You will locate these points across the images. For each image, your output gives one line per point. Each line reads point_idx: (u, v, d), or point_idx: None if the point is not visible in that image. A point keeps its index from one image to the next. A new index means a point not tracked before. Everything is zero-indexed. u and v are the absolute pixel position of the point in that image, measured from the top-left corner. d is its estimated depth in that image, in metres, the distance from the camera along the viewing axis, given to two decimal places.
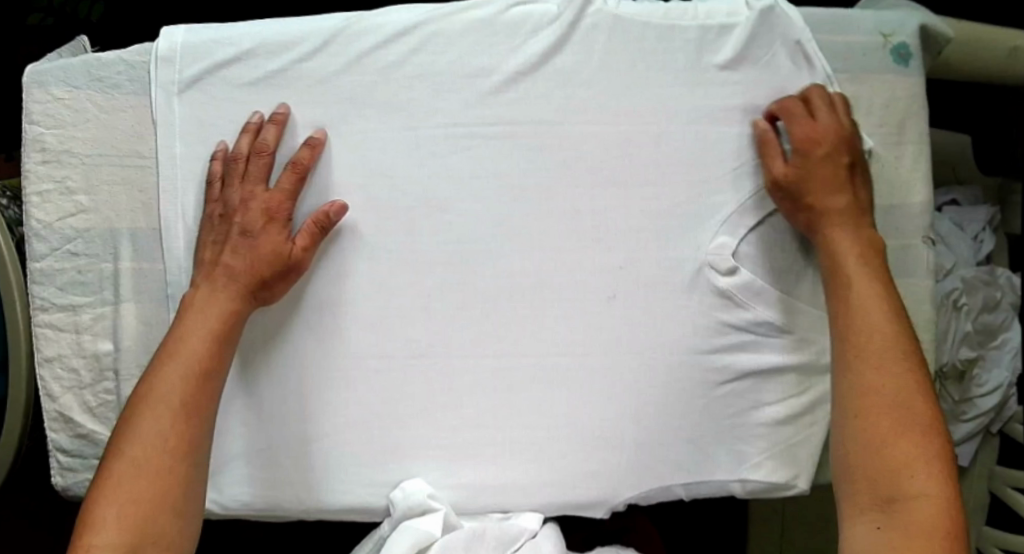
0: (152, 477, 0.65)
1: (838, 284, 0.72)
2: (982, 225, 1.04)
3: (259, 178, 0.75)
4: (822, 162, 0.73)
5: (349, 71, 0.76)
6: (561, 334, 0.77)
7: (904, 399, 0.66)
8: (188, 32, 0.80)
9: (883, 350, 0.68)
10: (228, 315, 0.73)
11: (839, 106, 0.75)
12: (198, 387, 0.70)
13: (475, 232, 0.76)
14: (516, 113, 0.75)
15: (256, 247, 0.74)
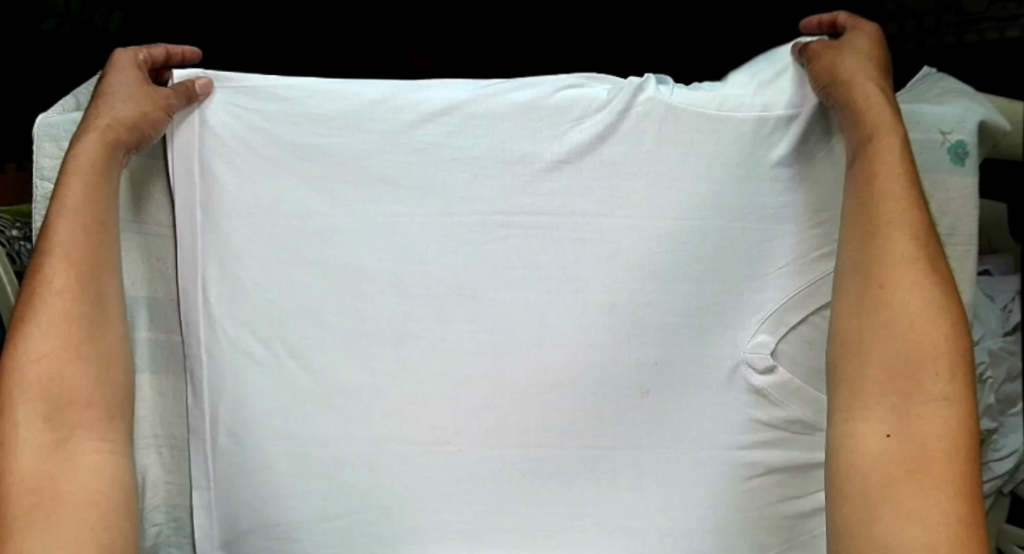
0: (64, 361, 0.67)
1: (868, 141, 0.72)
2: (1013, 295, 1.03)
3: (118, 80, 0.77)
4: (856, 56, 0.76)
5: (393, 149, 0.77)
6: (590, 424, 0.76)
7: (923, 280, 0.66)
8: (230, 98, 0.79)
9: (911, 260, 0.67)
10: (105, 162, 0.73)
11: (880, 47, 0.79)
12: (81, 267, 0.70)
13: (506, 322, 0.76)
14: (557, 204, 0.77)
15: (133, 96, 0.76)
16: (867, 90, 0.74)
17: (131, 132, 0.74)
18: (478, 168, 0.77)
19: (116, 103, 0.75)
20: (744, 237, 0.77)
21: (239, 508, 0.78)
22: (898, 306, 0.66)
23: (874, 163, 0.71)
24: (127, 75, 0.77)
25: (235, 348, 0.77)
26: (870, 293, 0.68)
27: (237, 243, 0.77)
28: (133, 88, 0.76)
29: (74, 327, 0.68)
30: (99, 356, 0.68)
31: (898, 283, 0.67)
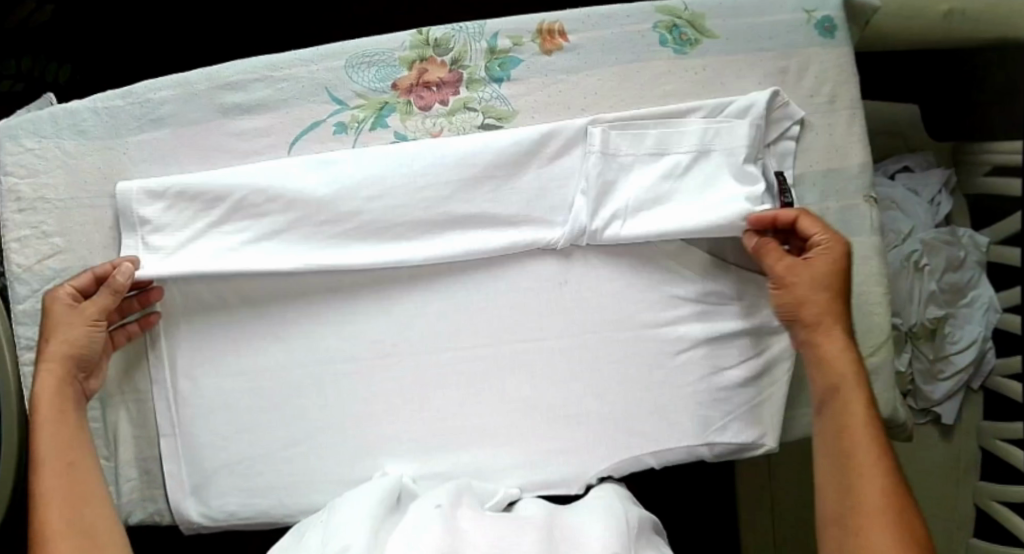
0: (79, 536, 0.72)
1: (823, 331, 0.77)
2: (938, 188, 1.05)
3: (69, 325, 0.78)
4: (799, 262, 0.77)
5: (302, 95, 0.82)
6: (519, 320, 0.81)
7: (892, 502, 0.70)
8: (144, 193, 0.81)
9: (867, 454, 0.72)
10: (73, 358, 0.78)
11: (822, 236, 0.77)
12: (65, 445, 0.76)
13: (423, 234, 0.81)
14: (456, 123, 0.81)
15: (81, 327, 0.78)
16: (830, 337, 0.77)
17: (77, 368, 0.79)
18: (381, 103, 0.82)
19: (56, 335, 0.78)
20: (643, 133, 0.80)
21: (202, 450, 0.83)
22: (864, 485, 0.71)
23: (841, 419, 0.75)
24: (54, 309, 0.78)
25: (190, 298, 0.83)
26: (846, 480, 0.72)
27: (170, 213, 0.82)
28: (63, 316, 0.78)
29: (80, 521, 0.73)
30: (92, 512, 0.74)
31: (869, 514, 0.70)
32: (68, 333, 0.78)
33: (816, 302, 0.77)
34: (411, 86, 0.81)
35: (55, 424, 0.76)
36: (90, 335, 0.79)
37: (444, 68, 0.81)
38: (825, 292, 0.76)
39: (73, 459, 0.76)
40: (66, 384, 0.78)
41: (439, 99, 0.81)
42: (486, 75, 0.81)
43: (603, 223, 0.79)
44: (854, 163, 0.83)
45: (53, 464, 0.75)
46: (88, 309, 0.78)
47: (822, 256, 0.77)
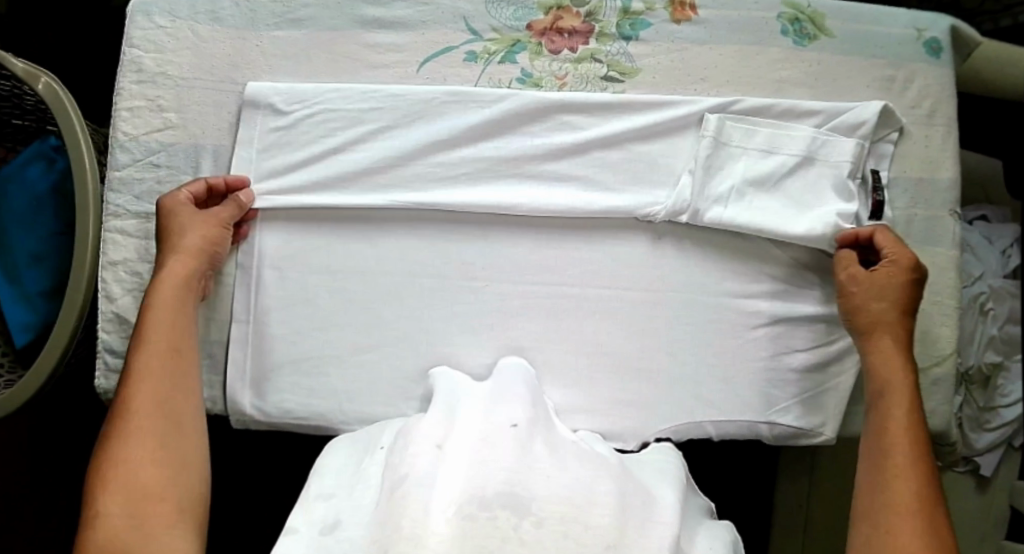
0: (159, 435, 0.72)
1: (876, 336, 0.78)
2: (1011, 240, 1.06)
3: (195, 225, 0.81)
4: (868, 273, 0.80)
5: (439, 20, 0.85)
6: (604, 266, 0.83)
7: (923, 502, 0.68)
8: (274, 89, 0.86)
9: (904, 458, 0.71)
10: (201, 253, 0.81)
11: (893, 248, 0.80)
12: (172, 334, 0.78)
13: (524, 166, 0.82)
14: (580, 71, 0.84)
15: (209, 227, 0.81)
16: (881, 344, 0.78)
17: (208, 263, 0.82)
18: (514, 41, 0.84)
19: (184, 225, 0.81)
20: (755, 128, 0.83)
21: (274, 342, 0.84)
22: (897, 487, 0.70)
23: (881, 423, 0.74)
24: (182, 212, 0.82)
25: (290, 206, 0.84)
26: (880, 481, 0.71)
27: (291, 128, 0.85)
28: (196, 218, 0.82)
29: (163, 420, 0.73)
30: (180, 402, 0.75)
31: (899, 511, 0.68)
32: (197, 228, 0.81)
33: (873, 311, 0.78)
34: (545, 30, 0.84)
35: (168, 310, 0.78)
36: (219, 233, 0.82)
37: (578, 18, 0.84)
38: (886, 300, 0.78)
39: (177, 350, 0.77)
40: (187, 283, 0.80)
41: (569, 46, 0.84)
42: (617, 31, 0.84)
43: (707, 205, 0.81)
44: (944, 176, 0.88)
45: (160, 345, 0.76)
46: (223, 214, 0.82)
47: (888, 270, 0.79)
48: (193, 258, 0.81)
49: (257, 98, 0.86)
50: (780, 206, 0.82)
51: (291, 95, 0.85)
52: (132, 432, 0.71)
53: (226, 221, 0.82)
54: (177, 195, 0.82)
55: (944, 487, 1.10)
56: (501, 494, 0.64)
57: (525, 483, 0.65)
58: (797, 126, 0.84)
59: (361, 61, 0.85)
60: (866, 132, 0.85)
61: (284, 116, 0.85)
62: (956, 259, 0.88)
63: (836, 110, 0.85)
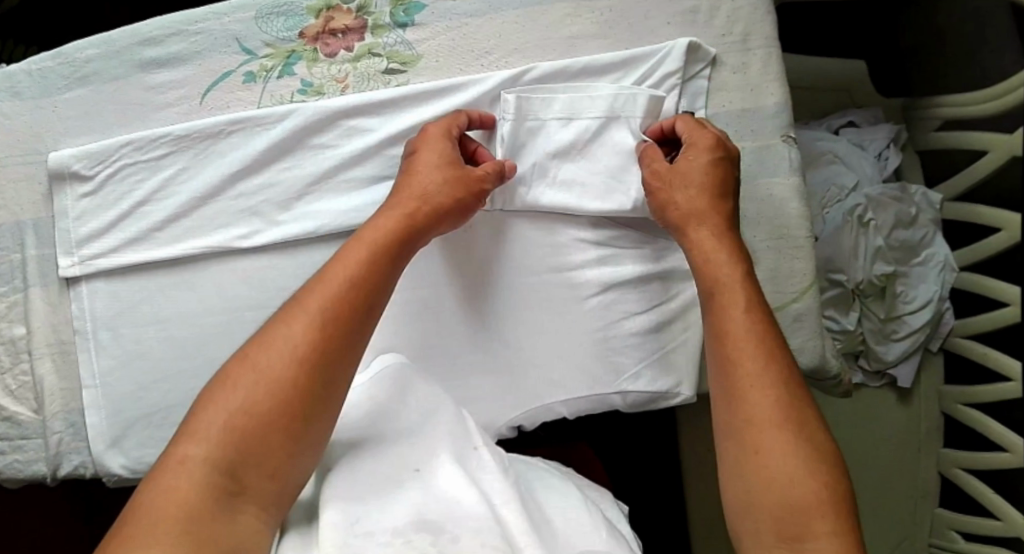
0: (303, 394, 0.61)
1: (695, 230, 0.73)
2: (886, 141, 1.03)
3: (443, 166, 0.74)
4: (690, 157, 0.75)
5: (214, 47, 0.83)
6: (422, 266, 0.81)
7: (790, 409, 0.63)
8: (76, 151, 0.84)
9: (751, 369, 0.64)
10: (446, 206, 0.73)
11: (699, 123, 0.77)
12: (356, 298, 0.66)
13: (324, 182, 0.81)
14: (364, 72, 0.82)
15: (449, 173, 0.74)
16: (702, 236, 0.73)
17: (435, 215, 0.73)
18: (289, 52, 0.82)
19: (422, 172, 0.74)
20: (552, 95, 0.80)
21: (121, 402, 0.84)
22: (756, 400, 0.63)
23: (722, 326, 0.68)
24: (439, 138, 0.75)
25: (109, 269, 0.84)
26: (735, 394, 0.64)
27: (98, 190, 0.84)
28: (443, 149, 0.75)
29: (312, 375, 0.62)
30: (340, 366, 0.63)
31: (765, 422, 0.62)
32: (431, 175, 0.74)
33: (676, 206, 0.75)
34: (318, 34, 0.82)
35: (371, 245, 0.69)
36: (449, 189, 0.73)
37: (350, 15, 0.82)
38: (699, 176, 0.74)
39: (348, 322, 0.64)
40: (413, 232, 0.71)
41: (345, 46, 0.82)
42: (391, 20, 0.82)
43: (512, 188, 0.79)
44: (770, 102, 0.83)
45: (344, 308, 0.64)
46: (477, 171, 0.75)
47: (699, 139, 0.76)
48: (414, 220, 0.71)
49: (60, 164, 0.85)
50: (588, 174, 0.80)
51: (90, 155, 0.84)
52: (227, 402, 0.60)
53: (466, 186, 0.74)
54: (443, 133, 0.76)
55: (868, 406, 1.07)
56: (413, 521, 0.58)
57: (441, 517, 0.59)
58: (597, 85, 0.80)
59: (154, 105, 0.84)
60: (671, 75, 0.81)
61: (90, 179, 0.84)
62: (798, 186, 0.83)
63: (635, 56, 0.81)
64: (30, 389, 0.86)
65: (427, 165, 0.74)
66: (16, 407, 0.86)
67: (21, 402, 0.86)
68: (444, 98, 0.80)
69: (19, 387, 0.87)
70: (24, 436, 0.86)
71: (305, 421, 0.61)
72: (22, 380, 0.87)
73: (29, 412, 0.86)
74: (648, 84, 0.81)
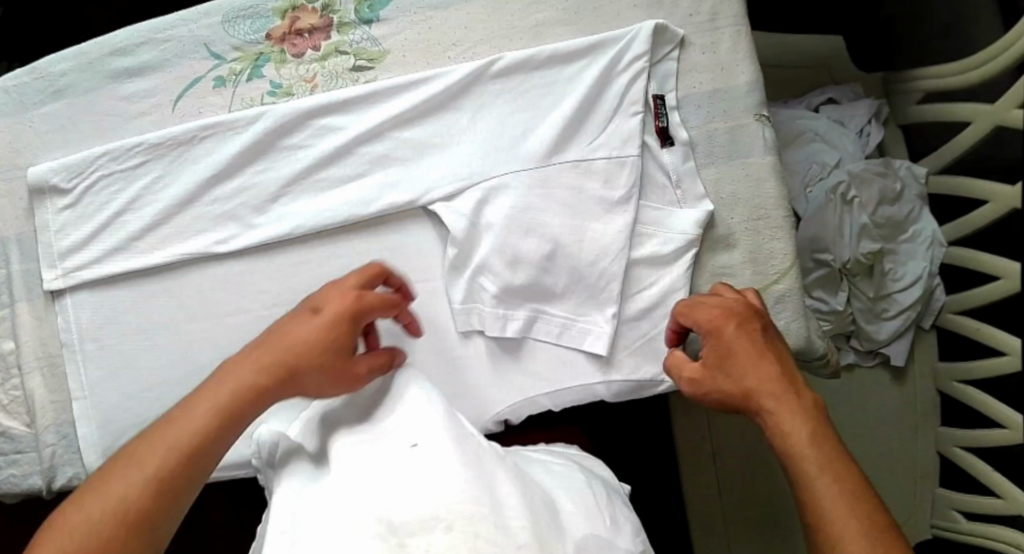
0: (146, 509, 0.62)
1: (755, 396, 0.66)
2: (867, 118, 1.02)
3: (328, 315, 0.70)
4: (734, 349, 0.68)
5: (183, 53, 0.84)
6: (400, 263, 0.81)
7: (856, 505, 0.60)
8: (55, 165, 0.85)
9: (835, 502, 0.60)
10: (314, 348, 0.68)
11: (721, 292, 0.74)
12: (215, 423, 0.65)
13: (297, 183, 0.81)
14: (331, 71, 0.82)
15: (333, 321, 0.69)
16: (763, 397, 0.66)
17: (286, 376, 0.67)
18: (256, 55, 0.83)
19: (301, 325, 0.69)
20: (520, 86, 0.80)
21: (111, 411, 0.85)
22: (845, 537, 0.58)
23: (790, 453, 0.63)
24: (332, 292, 0.71)
25: (90, 280, 0.85)
26: (819, 533, 0.60)
27: (78, 203, 0.85)
28: (335, 311, 0.70)
29: (155, 495, 0.62)
30: (191, 477, 0.64)
31: (838, 535, 0.59)
32: (312, 327, 0.69)
33: (738, 390, 0.67)
34: (284, 35, 0.83)
35: (251, 375, 0.67)
36: (326, 336, 0.69)
37: (315, 15, 0.82)
38: (744, 317, 0.69)
39: (203, 449, 0.64)
40: (270, 382, 0.67)
41: (312, 46, 0.82)
42: (356, 18, 0.82)
43: (483, 180, 0.79)
44: (741, 82, 0.82)
45: (205, 425, 0.64)
46: (361, 364, 0.70)
47: (715, 304, 0.71)
48: (290, 369, 0.67)
49: (40, 178, 0.85)
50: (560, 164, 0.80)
51: (68, 167, 0.85)
52: (82, 513, 0.60)
53: (327, 369, 0.68)
54: (335, 302, 0.70)
55: (862, 386, 1.06)
56: (382, 519, 0.56)
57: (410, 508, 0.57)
58: (567, 72, 0.80)
59: (128, 116, 0.85)
60: (641, 58, 0.80)
61: (69, 192, 0.85)
62: (774, 164, 0.82)
63: (602, 40, 0.80)
64: (21, 403, 0.87)
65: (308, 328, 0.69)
66: (9, 421, 0.87)
67: (14, 416, 0.87)
68: (413, 93, 0.80)
69: (10, 400, 0.87)
70: (17, 449, 0.87)
71: (141, 538, 0.61)
72: (14, 394, 0.88)
73: (21, 425, 0.87)
74: (618, 70, 0.80)
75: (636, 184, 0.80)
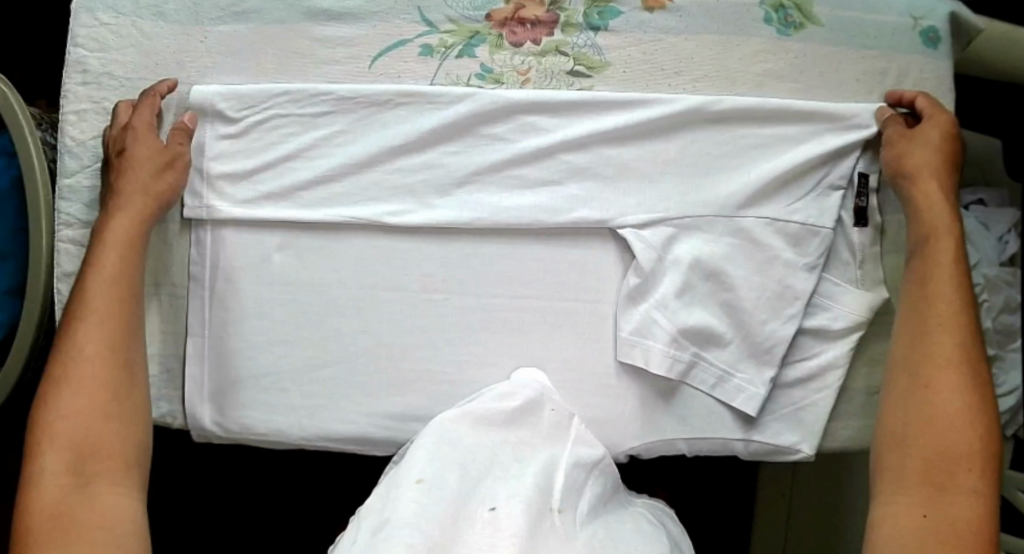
0: (120, 312, 0.73)
1: (918, 187, 0.76)
2: (1008, 226, 1.03)
3: (135, 153, 0.77)
4: (929, 129, 0.77)
5: (393, 12, 0.81)
6: (570, 278, 0.79)
7: (966, 363, 0.69)
8: (223, 88, 0.80)
9: (944, 350, 0.70)
10: (150, 171, 0.77)
11: (936, 104, 0.78)
12: (124, 265, 0.75)
13: (486, 174, 0.78)
14: (544, 70, 0.79)
15: (138, 149, 0.78)
16: (928, 191, 0.75)
17: (155, 198, 0.77)
18: (472, 32, 0.80)
19: (131, 172, 0.77)
20: (729, 132, 0.79)
21: (229, 357, 0.80)
22: (939, 364, 0.69)
23: (923, 278, 0.73)
24: (141, 132, 0.78)
25: (241, 219, 0.80)
26: (919, 355, 0.71)
27: (243, 134, 0.80)
28: (153, 142, 0.78)
29: (122, 295, 0.74)
30: (132, 281, 0.75)
31: (941, 367, 0.69)
32: (134, 161, 0.77)
33: (914, 156, 0.76)
34: (506, 20, 0.80)
35: (123, 209, 0.76)
36: (145, 164, 0.77)
37: (542, 8, 0.80)
38: (940, 159, 0.76)
39: (131, 284, 0.75)
40: (149, 200, 0.77)
41: (532, 38, 0.80)
42: (584, 21, 0.80)
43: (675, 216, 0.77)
44: None
45: (129, 231, 0.76)
46: (176, 146, 0.79)
47: (931, 129, 0.77)
48: (145, 194, 0.77)
49: (201, 99, 0.80)
50: (757, 216, 0.78)
51: (240, 96, 0.79)
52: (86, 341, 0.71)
53: (180, 169, 0.79)
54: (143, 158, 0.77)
55: None
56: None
57: (487, 551, 0.59)
58: (783, 127, 0.79)
59: (318, 58, 0.81)
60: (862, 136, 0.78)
61: (234, 123, 0.80)
62: None
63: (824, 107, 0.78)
64: None
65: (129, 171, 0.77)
66: None
67: None
68: (622, 116, 0.78)
69: None
70: None
71: (126, 337, 0.73)
72: None
73: None
74: (833, 140, 0.78)
75: (824, 255, 0.79)
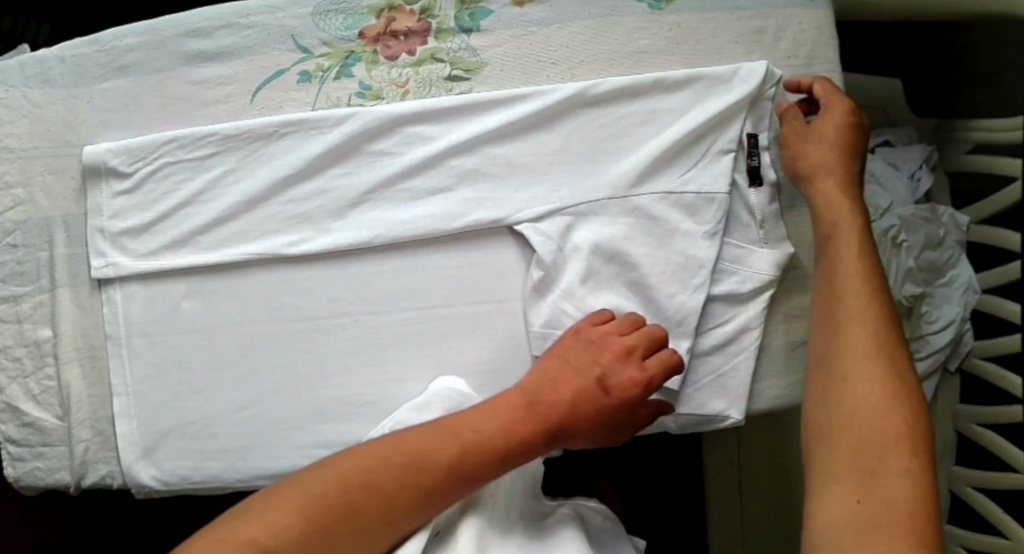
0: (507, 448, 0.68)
1: (820, 178, 0.77)
2: (918, 163, 1.05)
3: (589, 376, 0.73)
4: (827, 122, 0.79)
5: (267, 43, 0.81)
6: (478, 282, 0.79)
7: (881, 333, 0.67)
8: (113, 145, 0.80)
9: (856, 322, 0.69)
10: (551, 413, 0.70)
11: (833, 92, 0.80)
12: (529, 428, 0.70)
13: (378, 190, 0.79)
14: (421, 82, 0.81)
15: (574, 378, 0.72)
16: (824, 180, 0.77)
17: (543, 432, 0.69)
18: (346, 52, 0.81)
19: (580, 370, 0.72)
20: (613, 114, 0.79)
21: (155, 410, 0.80)
22: (857, 339, 0.68)
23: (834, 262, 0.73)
24: (580, 340, 0.74)
25: (148, 272, 0.80)
26: (835, 333, 0.69)
27: (137, 188, 0.80)
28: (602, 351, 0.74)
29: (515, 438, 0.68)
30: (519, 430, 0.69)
31: (858, 343, 0.68)
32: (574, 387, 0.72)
33: (810, 152, 0.78)
34: (379, 35, 0.81)
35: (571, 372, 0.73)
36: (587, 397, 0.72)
37: (412, 17, 0.81)
38: (838, 148, 0.78)
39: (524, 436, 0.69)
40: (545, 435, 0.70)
41: (406, 50, 0.81)
42: (455, 25, 0.80)
43: (573, 204, 0.78)
44: None
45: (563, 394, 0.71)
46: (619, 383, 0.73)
47: (829, 120, 0.79)
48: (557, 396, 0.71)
49: (94, 158, 0.80)
50: (652, 193, 0.79)
51: (129, 150, 0.80)
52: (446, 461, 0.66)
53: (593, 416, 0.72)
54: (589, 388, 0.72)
55: None
56: None
57: None
58: (665, 101, 0.79)
59: (203, 102, 0.81)
60: (743, 96, 0.79)
61: (128, 177, 0.80)
62: None
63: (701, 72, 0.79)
64: (55, 395, 0.81)
65: (639, 374, 0.73)
66: (41, 413, 0.81)
67: (46, 407, 0.81)
68: (504, 112, 0.78)
69: (43, 392, 0.81)
70: (48, 442, 0.81)
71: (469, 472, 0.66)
72: (47, 385, 0.82)
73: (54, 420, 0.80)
74: (717, 106, 0.79)
75: (723, 221, 0.79)
